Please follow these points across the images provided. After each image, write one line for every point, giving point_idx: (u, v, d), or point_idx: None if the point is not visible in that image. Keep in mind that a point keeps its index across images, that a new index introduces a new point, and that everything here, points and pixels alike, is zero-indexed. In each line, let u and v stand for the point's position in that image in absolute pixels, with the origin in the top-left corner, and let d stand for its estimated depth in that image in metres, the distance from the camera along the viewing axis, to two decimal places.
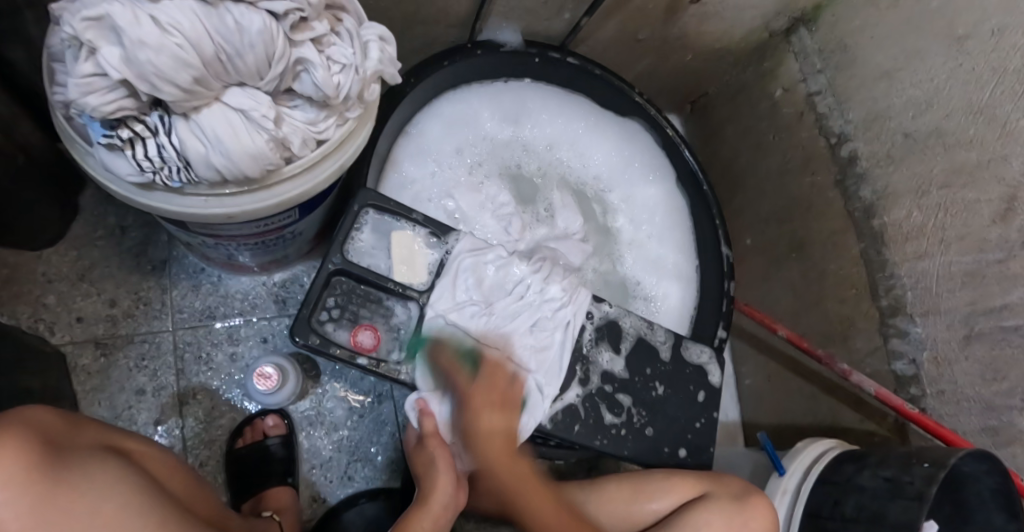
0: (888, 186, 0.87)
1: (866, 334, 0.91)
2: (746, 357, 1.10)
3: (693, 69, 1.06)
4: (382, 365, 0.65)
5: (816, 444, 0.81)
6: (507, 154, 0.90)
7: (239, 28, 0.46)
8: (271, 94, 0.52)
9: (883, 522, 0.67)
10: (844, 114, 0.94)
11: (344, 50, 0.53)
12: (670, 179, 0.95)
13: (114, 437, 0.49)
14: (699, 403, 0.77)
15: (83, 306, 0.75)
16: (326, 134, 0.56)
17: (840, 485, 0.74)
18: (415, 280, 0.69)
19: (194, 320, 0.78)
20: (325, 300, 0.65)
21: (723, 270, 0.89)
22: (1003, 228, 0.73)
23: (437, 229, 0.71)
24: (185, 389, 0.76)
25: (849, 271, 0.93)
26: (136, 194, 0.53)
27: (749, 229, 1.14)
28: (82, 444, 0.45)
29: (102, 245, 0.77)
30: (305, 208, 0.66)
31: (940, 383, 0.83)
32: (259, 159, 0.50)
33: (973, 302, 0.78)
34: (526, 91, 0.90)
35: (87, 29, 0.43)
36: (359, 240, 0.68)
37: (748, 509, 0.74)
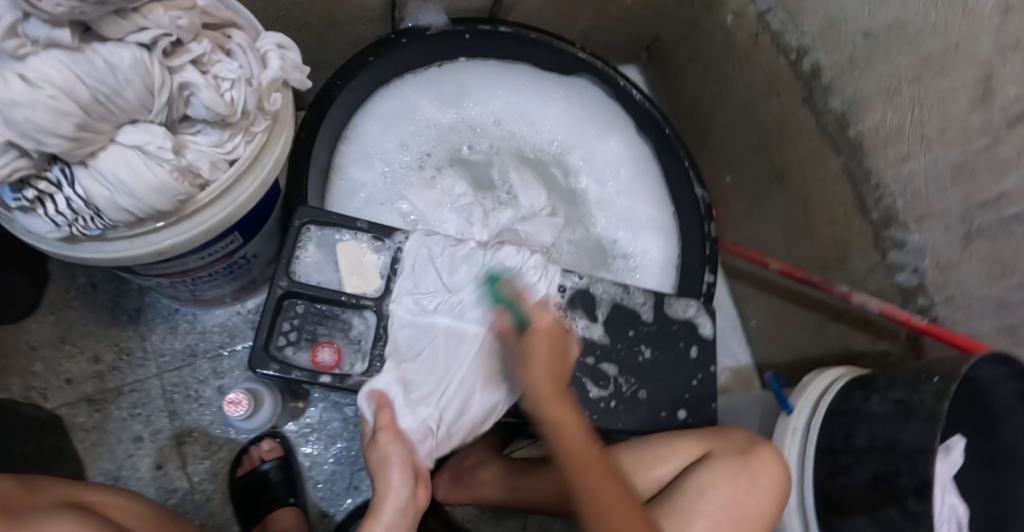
0: (857, 92, 0.83)
1: (863, 252, 0.86)
2: (747, 299, 1.05)
3: (638, 13, 1.01)
4: (345, 378, 0.65)
5: (824, 376, 0.76)
6: (454, 138, 0.87)
7: (109, 66, 0.48)
8: (167, 124, 0.55)
9: (893, 449, 0.62)
10: (799, 26, 0.87)
11: (228, 65, 0.55)
12: (630, 131, 0.92)
13: (74, 491, 0.52)
14: (693, 359, 0.76)
15: (69, 368, 0.76)
16: (235, 153, 0.58)
17: (849, 416, 0.69)
18: (368, 288, 0.68)
19: (178, 361, 0.79)
20: (280, 325, 0.66)
21: (701, 212, 0.87)
22: (985, 111, 0.69)
23: (380, 231, 0.70)
24: (180, 429, 0.77)
25: (834, 190, 0.88)
26: (65, 250, 0.56)
27: (725, 167, 1.08)
28: (42, 503, 0.48)
29: (78, 305, 0.78)
30: (248, 230, 0.67)
31: (948, 288, 0.78)
32: (167, 191, 0.53)
33: (968, 197, 0.74)
34: (464, 70, 0.88)
35: None
36: (305, 258, 0.68)
37: (755, 460, 0.68)
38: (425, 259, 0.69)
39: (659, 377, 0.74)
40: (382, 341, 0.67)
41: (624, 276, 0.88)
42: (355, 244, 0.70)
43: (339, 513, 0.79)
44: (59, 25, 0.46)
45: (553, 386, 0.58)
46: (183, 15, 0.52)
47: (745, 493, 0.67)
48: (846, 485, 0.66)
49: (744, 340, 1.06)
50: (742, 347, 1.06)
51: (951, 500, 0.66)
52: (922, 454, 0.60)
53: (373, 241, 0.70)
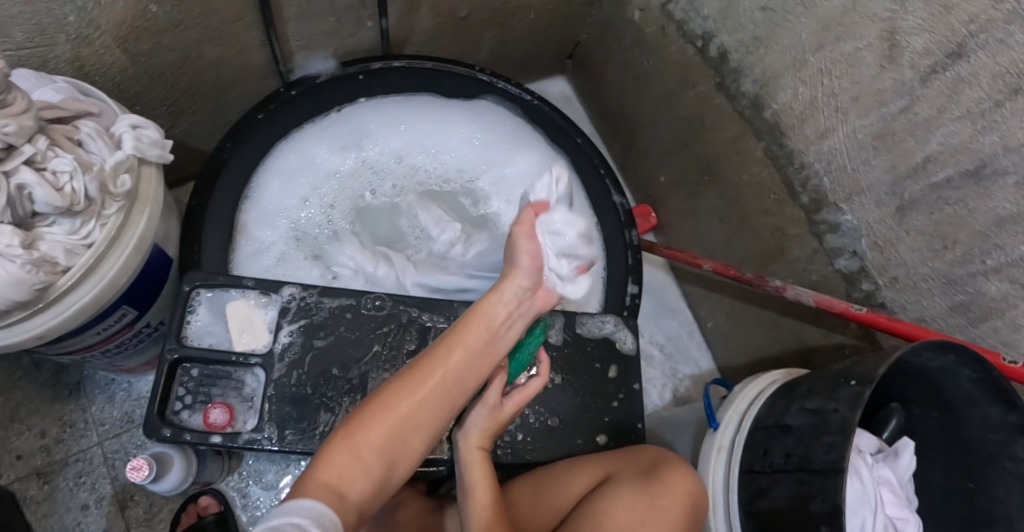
0: (766, 70, 0.76)
1: (800, 240, 0.79)
2: (701, 301, 0.98)
3: (547, 24, 0.98)
4: (236, 437, 0.65)
5: (753, 387, 0.70)
6: (356, 185, 0.88)
7: None
8: (18, 221, 0.57)
9: (807, 463, 0.56)
10: (699, 11, 0.82)
11: (63, 159, 0.57)
12: (540, 144, 0.90)
13: None
14: (612, 378, 0.72)
15: (19, 444, 0.81)
16: (92, 237, 0.60)
17: (770, 431, 0.62)
18: (258, 344, 0.68)
19: (117, 428, 0.83)
20: (175, 390, 0.67)
21: (622, 219, 0.83)
22: (895, 70, 0.64)
23: (266, 287, 0.70)
24: (123, 493, 0.81)
25: (762, 177, 0.81)
26: None
27: (658, 166, 1.02)
28: None
29: (23, 385, 0.83)
30: (141, 301, 0.69)
31: (891, 268, 0.71)
32: (22, 284, 0.55)
33: (895, 166, 0.67)
34: (364, 112, 0.88)
35: None
36: (195, 320, 0.69)
37: (659, 485, 0.63)
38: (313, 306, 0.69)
39: (571, 403, 0.70)
40: (273, 400, 0.66)
41: None
42: (245, 303, 0.70)
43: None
44: None
45: (482, 446, 0.61)
46: (9, 122, 0.54)
47: (644, 522, 0.62)
48: (763, 511, 0.60)
49: (705, 344, 1.00)
50: (703, 352, 0.99)
51: (888, 510, 0.59)
52: (834, 474, 0.53)
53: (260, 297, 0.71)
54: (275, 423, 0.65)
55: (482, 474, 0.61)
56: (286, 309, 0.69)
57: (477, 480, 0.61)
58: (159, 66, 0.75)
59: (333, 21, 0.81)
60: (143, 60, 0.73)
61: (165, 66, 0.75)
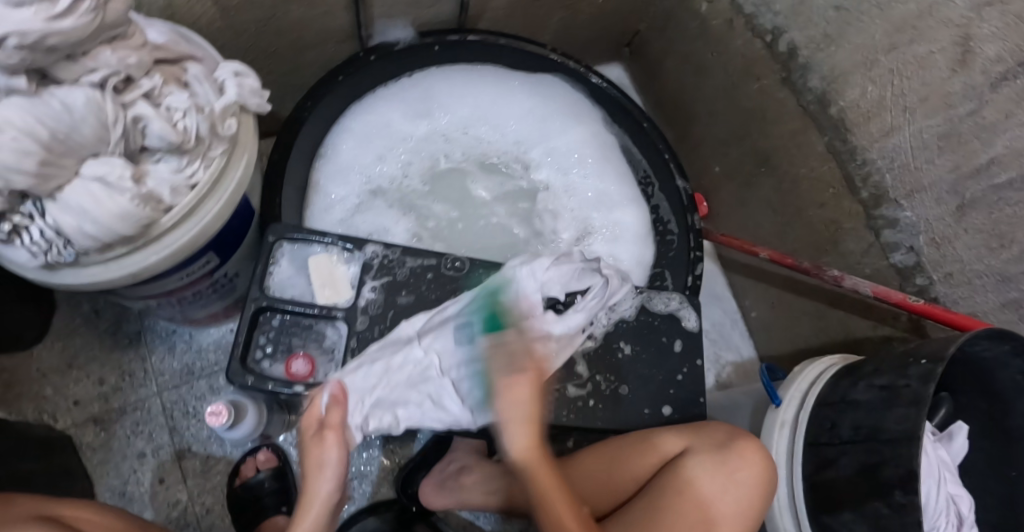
0: (835, 68, 0.79)
1: (856, 234, 0.82)
2: (747, 290, 1.01)
3: (612, 10, 1.01)
4: (320, 386, 0.66)
5: (812, 366, 0.73)
6: (427, 147, 0.90)
7: (66, 107, 0.51)
8: (128, 155, 0.58)
9: (880, 436, 0.60)
10: (770, 6, 0.85)
11: (178, 97, 0.58)
12: (597, 119, 0.91)
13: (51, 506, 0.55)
14: (677, 352, 0.74)
15: (77, 390, 0.80)
16: (196, 178, 0.60)
17: (836, 406, 0.66)
18: (339, 299, 0.69)
19: (177, 379, 0.83)
20: (256, 339, 0.68)
21: (685, 204, 0.87)
22: (965, 75, 0.67)
23: (350, 243, 0.71)
24: (181, 444, 0.81)
25: (821, 170, 0.84)
26: (48, 276, 0.60)
27: (713, 155, 1.05)
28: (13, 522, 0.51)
29: (83, 331, 0.83)
30: (223, 249, 0.70)
31: (946, 265, 0.74)
32: (129, 218, 0.55)
33: (957, 166, 0.70)
34: (433, 80, 0.89)
35: None
36: (278, 272, 0.70)
37: (733, 455, 0.67)
38: (395, 262, 0.71)
39: (640, 373, 0.73)
40: (357, 354, 0.68)
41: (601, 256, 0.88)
42: (326, 257, 0.71)
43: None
44: (15, 74, 0.49)
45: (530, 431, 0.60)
46: (131, 54, 0.55)
47: (724, 492, 0.66)
48: (834, 478, 0.63)
49: (746, 332, 1.03)
50: (744, 341, 1.02)
51: (949, 487, 0.63)
52: (907, 442, 0.57)
53: (344, 252, 0.72)
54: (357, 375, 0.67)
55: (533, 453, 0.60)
56: (371, 265, 0.71)
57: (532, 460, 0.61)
58: (246, 21, 0.76)
59: None
60: (231, 14, 0.74)
61: (252, 22, 0.76)
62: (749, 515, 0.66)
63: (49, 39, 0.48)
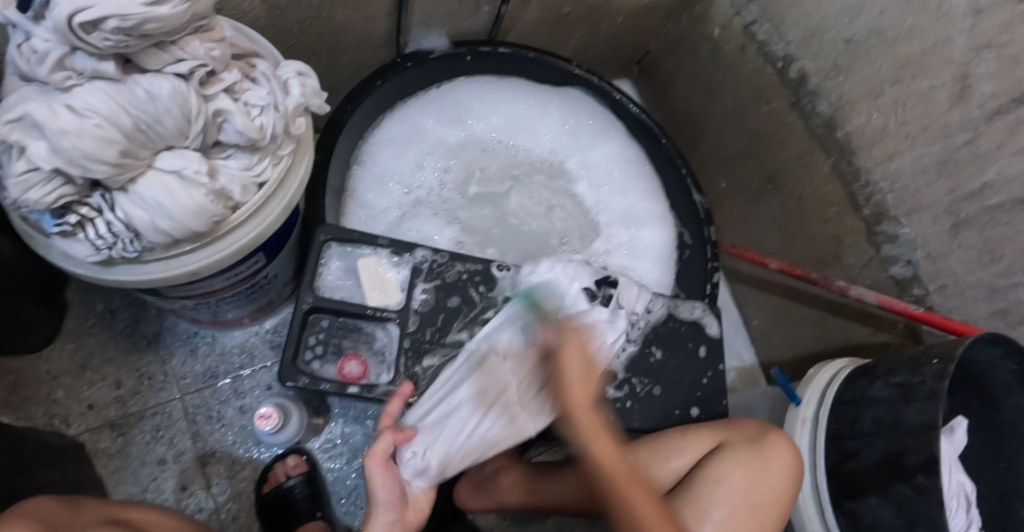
0: (843, 96, 0.87)
1: (857, 248, 0.90)
2: (748, 299, 1.08)
3: (628, 30, 1.06)
4: (373, 387, 0.66)
5: (827, 369, 0.79)
6: (462, 156, 0.92)
7: (150, 95, 0.51)
8: (201, 150, 0.57)
9: (902, 427, 0.66)
10: (783, 36, 0.92)
11: (258, 93, 0.58)
12: (620, 135, 0.96)
13: (113, 509, 0.55)
14: (702, 358, 0.77)
15: (91, 394, 0.76)
16: (264, 176, 0.60)
17: (856, 403, 0.72)
18: (389, 301, 0.69)
19: (199, 383, 0.80)
20: (307, 339, 0.68)
21: (700, 218, 0.92)
22: (963, 108, 0.75)
23: (399, 247, 0.71)
24: (204, 452, 0.78)
25: (826, 190, 0.92)
26: (101, 273, 0.58)
27: (720, 171, 1.11)
28: (83, 523, 0.51)
29: (96, 331, 0.78)
30: (270, 250, 0.69)
31: (940, 277, 0.82)
32: (203, 214, 0.55)
33: (953, 189, 0.78)
34: (462, 90, 0.91)
35: (14, 131, 0.49)
36: (328, 274, 0.70)
37: (767, 448, 0.71)
38: (441, 266, 0.72)
39: (672, 376, 0.76)
40: (409, 354, 0.68)
41: (630, 263, 0.92)
42: (375, 259, 0.71)
43: (347, 512, 0.80)
44: (104, 59, 0.49)
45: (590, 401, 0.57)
46: (216, 47, 0.55)
47: (757, 485, 0.70)
48: (857, 469, 0.69)
49: (746, 339, 1.09)
50: (745, 347, 1.08)
51: (959, 475, 0.69)
52: (928, 433, 0.63)
53: (391, 255, 0.72)
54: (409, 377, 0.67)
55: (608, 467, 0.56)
56: (418, 269, 0.71)
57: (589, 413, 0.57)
58: (291, 20, 0.75)
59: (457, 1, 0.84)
60: (279, 12, 0.73)
61: (296, 21, 0.76)
62: (778, 506, 0.71)
63: (146, 25, 0.48)
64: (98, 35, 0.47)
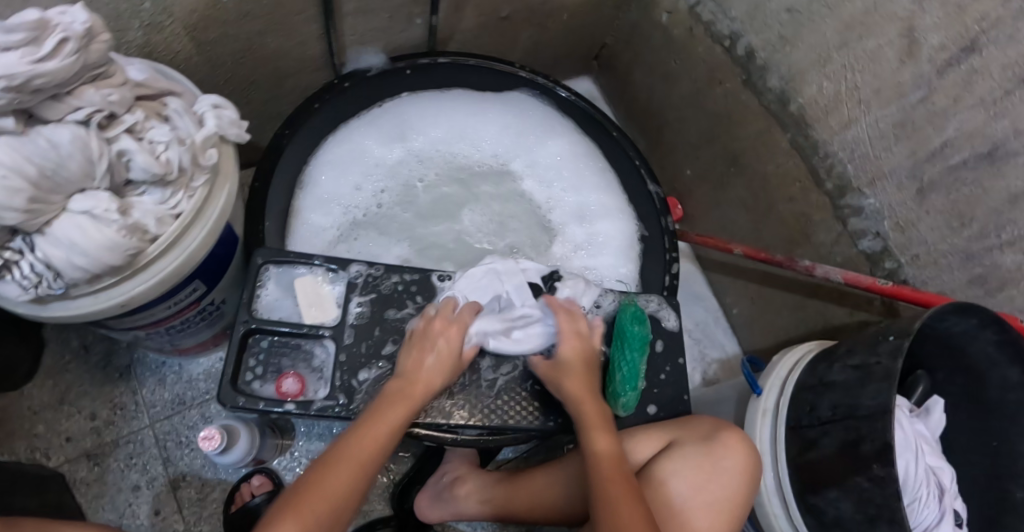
0: (792, 68, 0.83)
1: (825, 224, 0.85)
2: (727, 288, 1.03)
3: (578, 25, 1.04)
4: (309, 405, 0.66)
5: (791, 354, 0.75)
6: (404, 171, 0.92)
7: (52, 144, 0.53)
8: (114, 189, 0.59)
9: (857, 413, 0.61)
10: (727, 13, 0.89)
11: (161, 131, 0.60)
12: (571, 132, 0.96)
13: None
14: (659, 353, 0.72)
15: (68, 426, 0.81)
16: (180, 208, 0.62)
17: (815, 388, 0.67)
18: (326, 318, 0.70)
19: (168, 410, 0.84)
20: (246, 361, 0.68)
21: (658, 209, 0.89)
22: (914, 65, 0.69)
23: (334, 263, 0.72)
24: (175, 474, 0.82)
25: (788, 166, 0.87)
26: (36, 310, 0.61)
27: (685, 160, 1.08)
28: None
29: (72, 367, 0.83)
30: (209, 276, 0.71)
31: (912, 247, 0.76)
32: (118, 249, 0.57)
33: (914, 152, 0.73)
34: (405, 105, 0.92)
35: None
36: (265, 295, 0.71)
37: (718, 447, 0.68)
38: (373, 281, 0.72)
39: None
40: (345, 370, 0.68)
41: (586, 262, 0.90)
42: (312, 278, 0.72)
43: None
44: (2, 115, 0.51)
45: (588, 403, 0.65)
46: (114, 92, 0.57)
47: (708, 482, 0.67)
48: (816, 459, 0.64)
49: (730, 329, 1.05)
50: (728, 338, 1.04)
51: (928, 459, 0.64)
52: (883, 417, 0.58)
53: (328, 272, 0.73)
54: (344, 391, 0.67)
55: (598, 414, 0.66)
56: (354, 286, 0.71)
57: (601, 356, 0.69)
58: (223, 55, 0.79)
59: (387, 17, 0.86)
60: (207, 49, 0.76)
61: (228, 55, 0.79)
62: (736, 503, 0.67)
63: (36, 80, 0.50)
64: None
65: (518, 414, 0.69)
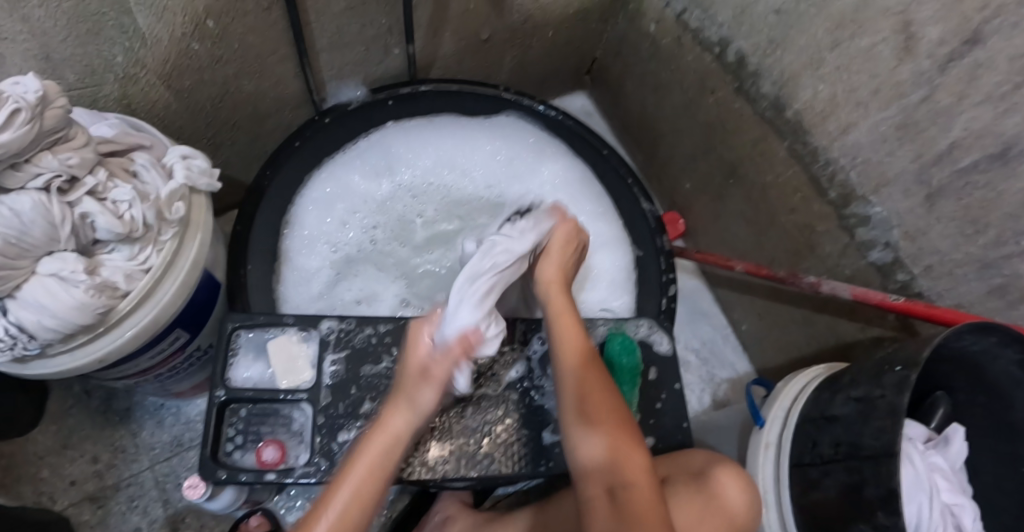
0: (784, 72, 0.77)
1: (830, 235, 0.79)
2: (734, 303, 0.99)
3: (564, 41, 1.02)
4: (291, 472, 0.64)
5: (794, 382, 0.70)
6: (393, 207, 0.91)
7: (14, 212, 0.54)
8: (82, 249, 0.60)
9: (859, 453, 0.56)
10: (714, 19, 0.84)
11: (123, 190, 0.60)
12: (562, 155, 0.92)
13: None
14: (653, 381, 0.70)
15: (72, 470, 0.84)
16: (150, 262, 0.62)
17: (817, 421, 0.62)
18: (302, 381, 0.68)
19: (167, 451, 0.87)
20: (225, 432, 0.67)
21: (653, 226, 0.86)
22: (913, 62, 0.64)
23: (306, 322, 0.70)
24: (175, 515, 0.84)
25: (787, 175, 0.82)
26: (19, 368, 0.62)
27: (683, 172, 1.03)
28: None
29: (75, 412, 0.86)
30: (192, 324, 0.71)
31: (924, 258, 0.71)
32: (87, 308, 0.57)
33: (920, 155, 0.67)
34: (390, 136, 0.90)
35: None
36: (238, 362, 0.69)
37: (713, 482, 0.64)
38: (346, 336, 0.70)
39: None
40: (323, 433, 0.66)
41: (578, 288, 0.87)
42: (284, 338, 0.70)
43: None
44: None
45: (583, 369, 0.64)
46: (73, 155, 0.57)
47: (702, 523, 0.62)
48: (819, 500, 0.59)
49: (740, 345, 1.00)
50: (738, 355, 0.99)
51: (944, 496, 0.58)
52: (886, 458, 0.53)
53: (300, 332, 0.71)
54: (324, 456, 0.65)
55: (605, 412, 0.61)
56: (327, 344, 0.69)
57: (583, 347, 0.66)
58: (201, 100, 0.80)
59: (363, 50, 0.86)
60: (184, 96, 0.77)
61: (207, 100, 0.80)
62: None
63: None
64: None
65: (509, 459, 0.66)
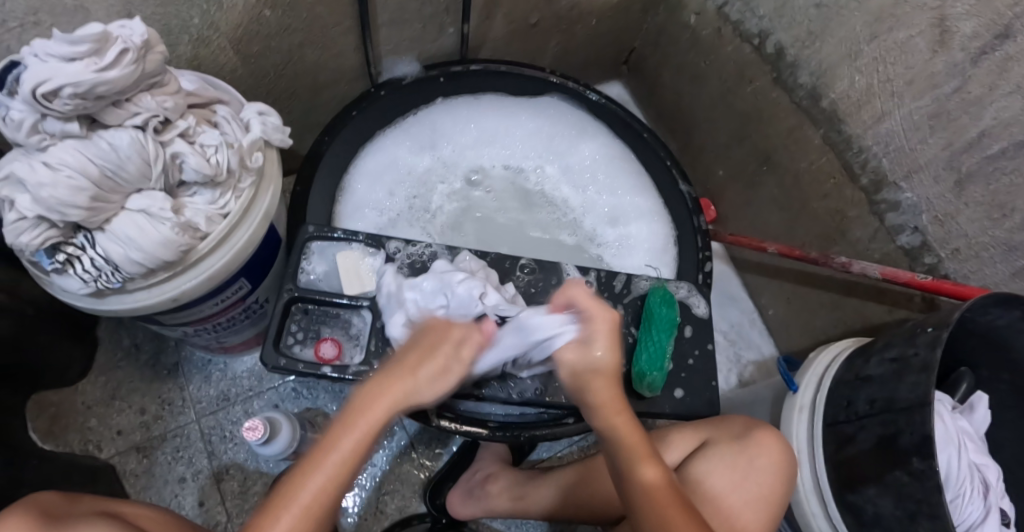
0: (822, 63, 0.82)
1: (861, 220, 0.84)
2: (762, 289, 1.03)
3: (606, 29, 1.07)
4: (345, 369, 0.67)
5: (827, 352, 0.73)
6: (433, 179, 0.94)
7: (112, 147, 0.57)
8: (167, 190, 0.63)
9: (895, 407, 0.59)
10: (755, 12, 0.89)
11: (211, 135, 0.64)
12: (601, 135, 0.97)
13: (111, 504, 0.62)
14: (687, 338, 0.73)
15: (120, 420, 0.87)
16: (228, 208, 0.65)
17: (850, 383, 0.66)
18: (366, 289, 0.71)
19: (213, 406, 0.90)
20: (288, 326, 0.70)
21: (690, 207, 0.89)
22: (947, 54, 0.68)
23: (375, 241, 0.74)
24: (218, 467, 0.87)
25: (820, 163, 0.87)
26: (95, 303, 0.64)
27: (716, 161, 1.08)
28: (84, 510, 0.58)
29: (123, 365, 0.89)
30: (254, 275, 0.74)
31: (952, 241, 0.75)
32: (171, 245, 0.60)
33: (950, 144, 0.71)
34: (437, 112, 0.93)
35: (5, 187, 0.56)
36: (310, 269, 0.72)
37: (753, 444, 0.67)
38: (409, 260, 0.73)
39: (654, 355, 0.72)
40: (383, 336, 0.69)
41: (612, 258, 0.92)
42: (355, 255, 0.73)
43: (352, 521, 0.87)
44: (70, 120, 0.56)
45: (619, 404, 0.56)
46: (168, 98, 0.61)
47: (744, 480, 0.66)
48: (855, 456, 0.63)
49: (765, 330, 1.04)
50: (763, 339, 1.03)
51: (973, 455, 0.63)
52: (920, 409, 0.56)
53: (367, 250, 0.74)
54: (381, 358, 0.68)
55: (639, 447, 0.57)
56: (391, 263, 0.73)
57: (647, 465, 0.57)
58: (266, 66, 0.83)
59: (419, 27, 0.90)
60: (252, 61, 0.81)
61: (272, 67, 0.84)
62: (770, 501, 0.66)
63: (97, 88, 0.54)
64: (59, 101, 0.53)
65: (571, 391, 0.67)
